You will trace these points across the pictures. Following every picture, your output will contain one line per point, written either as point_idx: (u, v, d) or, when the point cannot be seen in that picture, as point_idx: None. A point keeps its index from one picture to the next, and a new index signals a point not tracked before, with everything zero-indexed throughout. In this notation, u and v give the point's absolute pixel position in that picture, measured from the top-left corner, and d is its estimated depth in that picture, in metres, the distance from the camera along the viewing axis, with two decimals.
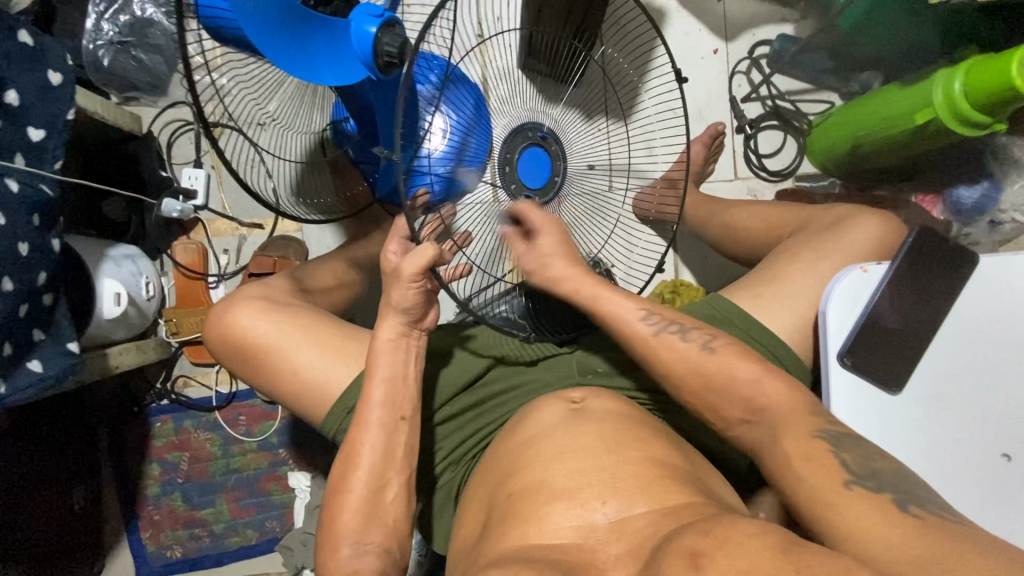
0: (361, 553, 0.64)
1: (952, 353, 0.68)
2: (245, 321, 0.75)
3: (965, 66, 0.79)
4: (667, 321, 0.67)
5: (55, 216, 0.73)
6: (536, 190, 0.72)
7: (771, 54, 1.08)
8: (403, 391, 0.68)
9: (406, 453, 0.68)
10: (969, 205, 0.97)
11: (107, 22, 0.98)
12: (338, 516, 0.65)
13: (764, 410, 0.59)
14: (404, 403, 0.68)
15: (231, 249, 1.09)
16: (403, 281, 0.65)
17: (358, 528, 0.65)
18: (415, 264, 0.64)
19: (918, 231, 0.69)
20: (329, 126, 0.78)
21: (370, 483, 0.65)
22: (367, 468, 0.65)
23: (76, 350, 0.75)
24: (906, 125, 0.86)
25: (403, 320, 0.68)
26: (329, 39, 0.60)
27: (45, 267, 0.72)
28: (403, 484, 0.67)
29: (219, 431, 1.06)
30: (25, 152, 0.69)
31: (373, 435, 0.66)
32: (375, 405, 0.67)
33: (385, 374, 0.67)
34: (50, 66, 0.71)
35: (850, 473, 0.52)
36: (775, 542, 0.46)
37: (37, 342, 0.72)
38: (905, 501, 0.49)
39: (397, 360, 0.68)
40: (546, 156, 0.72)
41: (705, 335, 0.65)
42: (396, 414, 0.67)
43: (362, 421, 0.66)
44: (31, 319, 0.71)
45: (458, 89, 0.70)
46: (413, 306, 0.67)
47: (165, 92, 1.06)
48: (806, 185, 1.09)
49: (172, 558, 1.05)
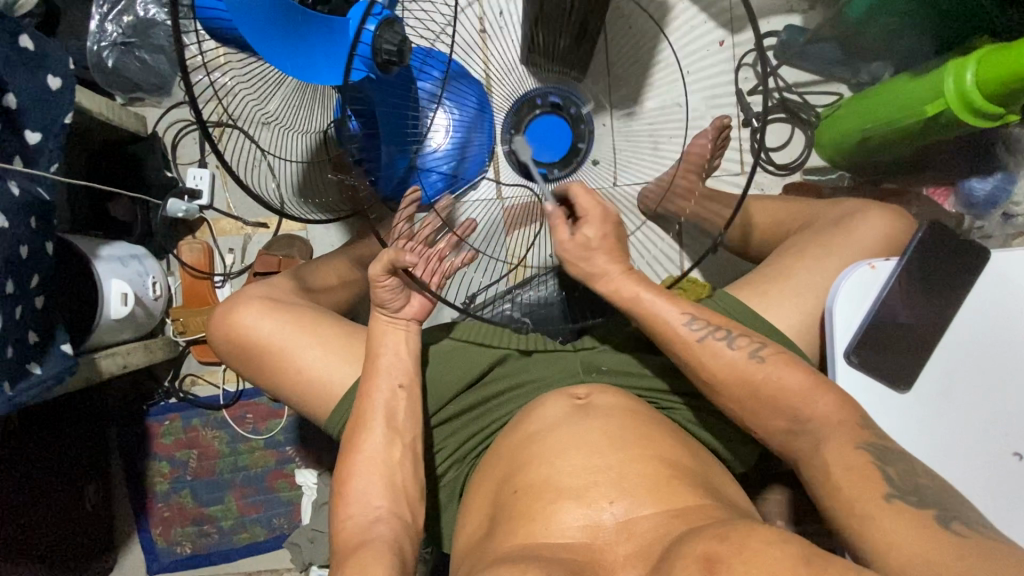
0: (374, 519, 0.64)
1: (963, 349, 0.66)
2: (249, 319, 0.75)
3: (978, 55, 0.77)
4: (715, 326, 0.66)
5: (51, 220, 0.74)
6: (547, 163, 0.70)
7: (778, 46, 1.06)
8: (399, 363, 0.71)
9: (409, 418, 0.70)
10: (982, 197, 0.95)
11: (110, 23, 0.99)
12: (348, 482, 0.67)
13: (810, 422, 0.59)
14: (400, 372, 0.71)
15: (236, 248, 1.10)
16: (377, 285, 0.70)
17: (365, 491, 0.66)
18: (379, 267, 0.68)
19: (928, 226, 0.67)
20: (330, 127, 0.76)
21: (379, 446, 0.67)
22: (376, 432, 0.68)
23: (71, 353, 0.76)
24: (917, 116, 0.85)
25: (387, 313, 0.72)
26: (328, 37, 0.60)
27: (36, 272, 0.72)
28: (409, 445, 0.69)
29: (226, 429, 1.07)
30: (22, 156, 0.69)
31: (377, 400, 0.69)
32: (375, 374, 0.70)
33: (383, 348, 0.71)
34: (50, 71, 0.71)
35: (891, 486, 0.53)
36: (795, 552, 0.47)
37: (31, 344, 0.71)
38: (948, 517, 0.50)
39: (392, 335, 0.72)
40: (564, 121, 0.71)
41: (753, 343, 0.65)
42: (393, 381, 0.70)
43: (364, 390, 0.69)
44: (24, 322, 0.70)
45: (460, 84, 0.74)
46: (392, 300, 0.71)
47: (169, 93, 1.06)
48: (813, 179, 1.08)
49: (182, 554, 1.06)
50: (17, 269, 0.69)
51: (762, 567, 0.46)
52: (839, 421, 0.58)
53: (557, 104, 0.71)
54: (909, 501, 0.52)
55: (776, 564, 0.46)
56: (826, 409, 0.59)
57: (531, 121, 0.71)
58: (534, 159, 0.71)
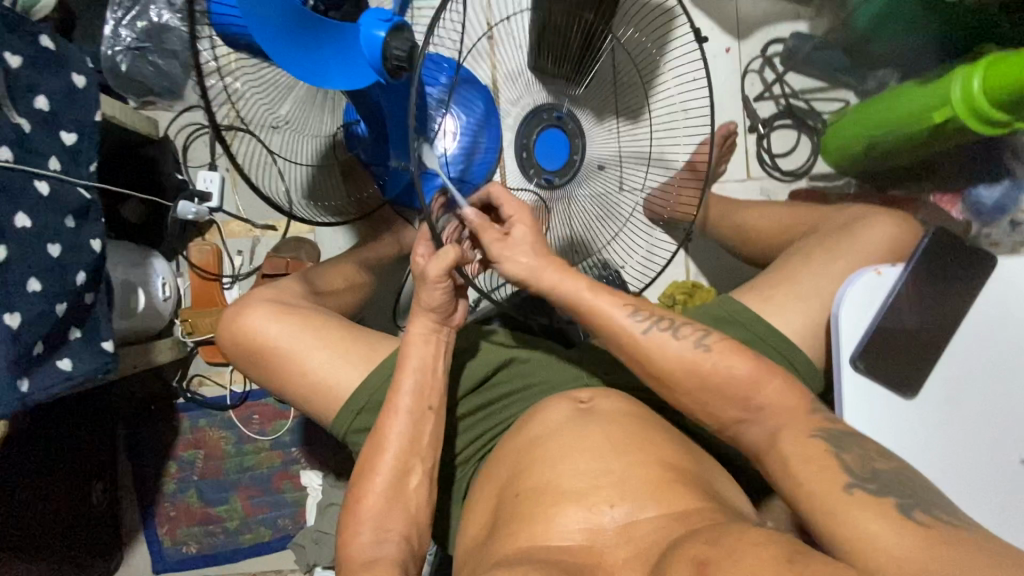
0: (382, 540, 0.63)
1: (969, 355, 0.66)
2: (258, 321, 0.76)
3: (985, 62, 0.77)
4: (657, 318, 0.65)
5: (90, 216, 0.76)
6: (551, 171, 0.72)
7: (784, 52, 1.07)
8: (432, 383, 0.69)
9: (432, 441, 0.68)
10: (989, 205, 0.94)
11: (125, 29, 1.00)
12: (362, 500, 0.65)
13: (763, 409, 0.58)
14: (433, 394, 0.68)
15: (245, 250, 1.11)
16: (428, 282, 0.65)
17: (379, 514, 0.65)
18: (440, 266, 0.64)
19: (934, 232, 0.67)
20: (340, 129, 0.78)
21: (397, 467, 0.66)
22: (394, 453, 0.66)
23: (111, 349, 0.77)
24: (925, 123, 0.84)
25: (434, 317, 0.69)
26: (341, 45, 0.61)
27: (81, 267, 0.73)
28: (427, 472, 0.67)
29: (233, 430, 1.08)
30: (59, 156, 0.71)
31: (403, 420, 0.67)
32: (404, 393, 0.67)
33: (416, 366, 0.68)
34: (73, 70, 0.73)
35: (851, 476, 0.50)
36: (780, 550, 0.46)
37: (69, 340, 0.73)
38: (910, 505, 0.48)
39: (429, 352, 0.69)
40: (565, 139, 0.72)
41: (698, 332, 0.64)
42: (424, 404, 0.68)
43: (392, 407, 0.67)
44: (66, 318, 0.72)
45: (468, 89, 0.71)
46: (441, 305, 0.68)
47: (181, 96, 1.08)
48: (820, 185, 1.08)
49: (187, 554, 1.07)
50: (58, 267, 0.71)
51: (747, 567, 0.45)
52: (794, 411, 0.57)
53: (558, 119, 0.72)
54: (869, 489, 0.49)
55: (761, 564, 0.45)
56: (775, 399, 0.58)
57: (537, 137, 0.72)
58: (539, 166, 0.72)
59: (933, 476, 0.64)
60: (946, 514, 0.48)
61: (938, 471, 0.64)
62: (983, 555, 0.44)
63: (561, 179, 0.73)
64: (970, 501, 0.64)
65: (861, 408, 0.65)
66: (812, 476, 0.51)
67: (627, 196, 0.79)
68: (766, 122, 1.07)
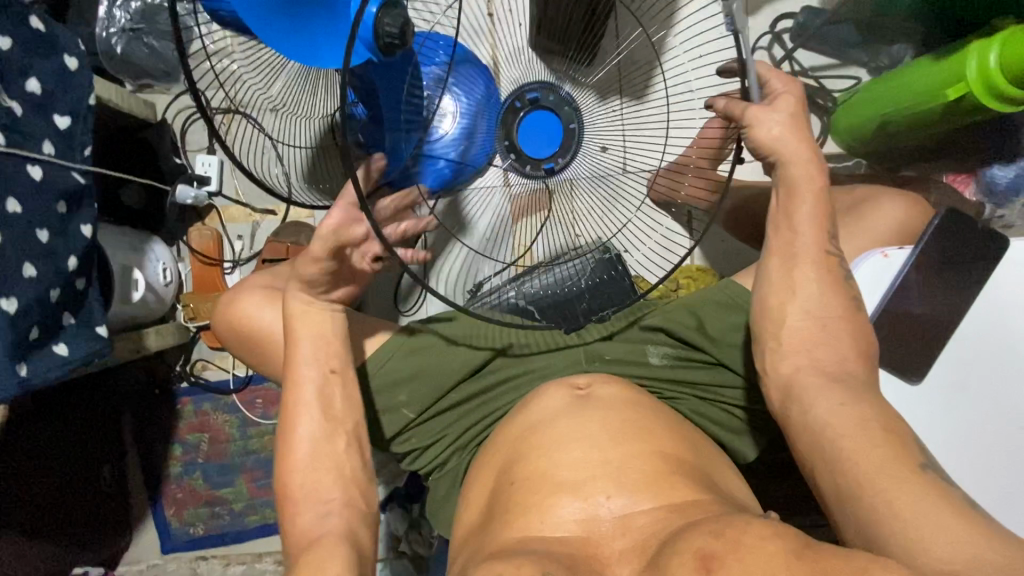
0: (323, 513, 0.64)
1: (977, 340, 0.65)
2: (251, 308, 0.76)
3: (1003, 36, 0.74)
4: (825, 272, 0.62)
5: (84, 202, 0.75)
6: (552, 156, 0.71)
7: (794, 28, 1.03)
8: (329, 347, 0.68)
9: (345, 406, 0.68)
10: (1004, 184, 0.92)
11: (119, 10, 0.99)
12: (288, 477, 0.66)
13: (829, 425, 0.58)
14: (332, 358, 0.68)
15: (244, 235, 1.11)
16: (311, 256, 0.63)
17: (310, 487, 0.65)
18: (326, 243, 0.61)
19: (944, 213, 0.65)
20: (336, 111, 0.72)
21: (319, 438, 0.66)
22: (310, 422, 0.66)
23: (105, 334, 0.78)
24: (939, 99, 0.82)
25: (308, 289, 0.67)
26: (328, 17, 0.58)
27: (73, 252, 0.73)
28: (352, 435, 0.68)
29: (236, 413, 1.09)
30: (53, 140, 0.71)
31: (308, 390, 0.67)
32: (302, 363, 0.67)
33: (309, 333, 0.68)
34: (64, 52, 0.72)
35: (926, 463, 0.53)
36: (789, 546, 0.47)
37: (65, 325, 0.74)
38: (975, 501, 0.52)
39: (319, 319, 0.69)
40: (557, 119, 0.70)
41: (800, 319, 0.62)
42: (326, 367, 0.68)
43: (293, 380, 0.67)
44: (60, 303, 0.72)
45: (468, 71, 0.73)
46: (317, 279, 0.65)
47: (177, 79, 1.06)
48: (831, 166, 1.06)
49: (194, 535, 1.09)
50: (49, 252, 0.70)
51: (758, 563, 0.46)
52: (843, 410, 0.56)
53: (536, 100, 0.71)
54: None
55: (770, 561, 0.46)
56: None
57: (520, 122, 0.71)
58: (528, 158, 0.71)
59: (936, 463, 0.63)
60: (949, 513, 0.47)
61: (942, 457, 0.63)
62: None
63: (560, 161, 0.71)
64: (976, 494, 0.63)
65: None
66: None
67: (633, 177, 0.75)
68: None
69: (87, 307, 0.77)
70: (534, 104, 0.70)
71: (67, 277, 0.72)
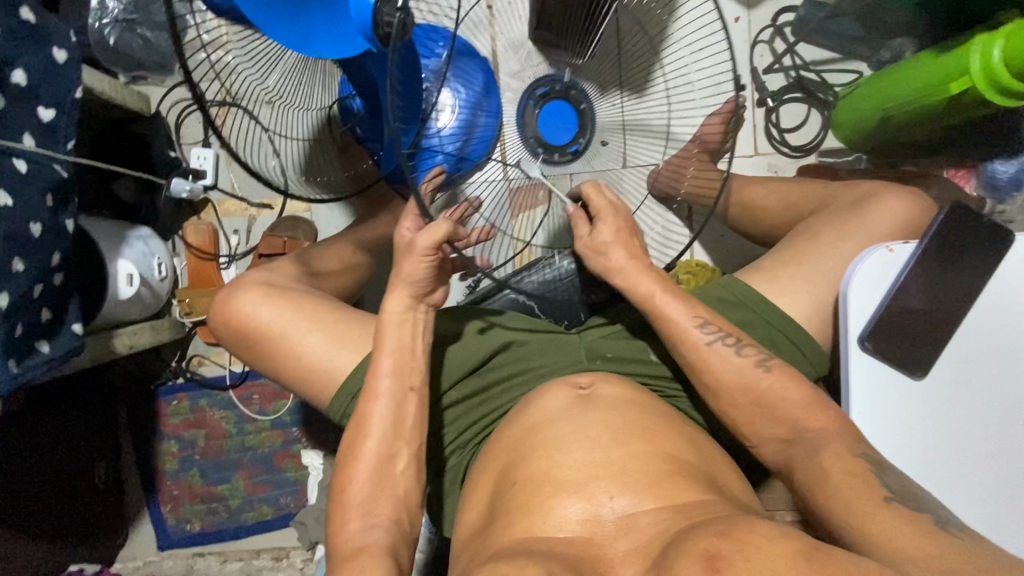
0: (370, 526, 0.62)
1: (980, 336, 0.64)
2: (250, 305, 0.75)
3: (1007, 29, 0.73)
4: (725, 332, 0.65)
5: (67, 197, 0.74)
6: (574, 139, 0.70)
7: (795, 22, 1.03)
8: (411, 364, 0.67)
9: (415, 423, 0.67)
10: (1006, 179, 0.92)
11: (112, 0, 0.97)
12: (347, 488, 0.65)
13: (832, 425, 0.58)
14: (413, 374, 0.67)
15: (241, 229, 1.09)
16: (416, 253, 0.65)
17: (366, 498, 0.64)
18: (429, 239, 0.64)
19: (948, 209, 0.65)
20: (335, 104, 0.75)
21: (380, 453, 0.65)
22: (378, 437, 0.65)
23: (80, 333, 0.77)
24: (942, 94, 0.81)
25: (411, 292, 0.67)
26: (326, 10, 0.58)
27: (57, 248, 0.72)
28: (413, 454, 0.66)
29: (233, 409, 1.08)
30: (36, 132, 0.69)
31: (383, 405, 0.66)
32: (383, 375, 0.66)
33: (392, 347, 0.67)
34: (54, 43, 0.70)
35: (890, 490, 0.51)
36: (798, 547, 0.46)
37: (47, 321, 0.73)
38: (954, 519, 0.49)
39: (406, 334, 0.68)
40: (569, 107, 0.70)
41: (760, 352, 0.63)
42: (406, 384, 0.67)
43: (371, 392, 0.66)
44: (42, 299, 0.71)
45: (465, 62, 0.74)
46: (422, 279, 0.67)
47: (171, 71, 1.05)
48: (829, 161, 1.04)
49: (191, 531, 1.08)
50: (35, 248, 0.69)
51: (765, 564, 0.45)
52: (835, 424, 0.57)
53: (547, 93, 0.70)
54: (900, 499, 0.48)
55: (777, 562, 0.45)
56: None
57: (538, 115, 0.69)
58: (553, 147, 0.70)
59: (938, 459, 0.63)
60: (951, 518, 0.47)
61: (945, 453, 0.63)
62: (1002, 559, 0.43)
63: (582, 138, 0.71)
64: (978, 490, 0.63)
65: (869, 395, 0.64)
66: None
67: (633, 171, 0.76)
68: (774, 95, 1.04)
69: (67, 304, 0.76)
70: (546, 98, 0.69)
71: (50, 272, 0.72)
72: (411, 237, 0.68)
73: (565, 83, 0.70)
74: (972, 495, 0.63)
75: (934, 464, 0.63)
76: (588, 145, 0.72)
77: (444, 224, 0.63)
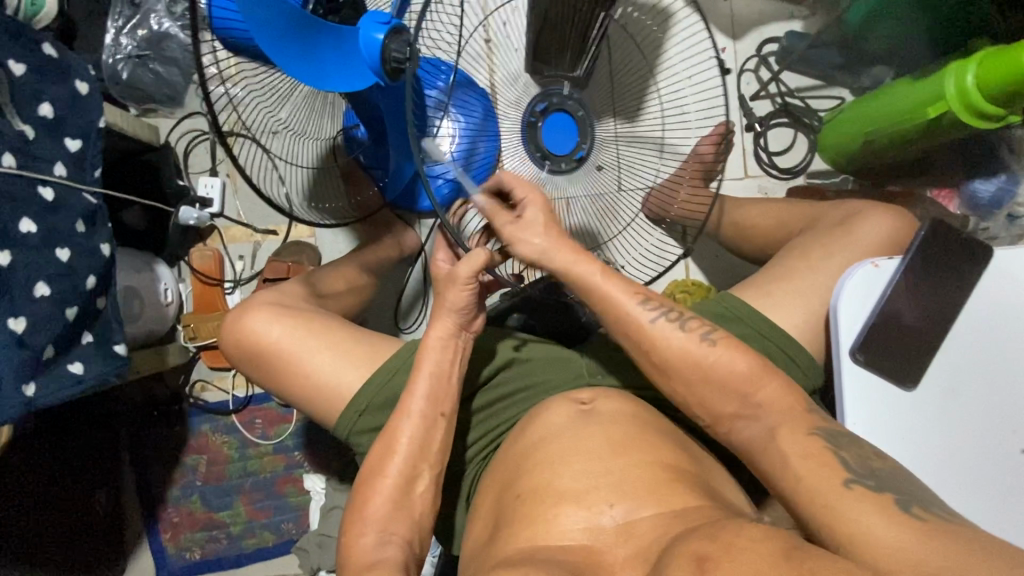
0: (385, 541, 0.63)
1: (967, 346, 0.66)
2: (259, 327, 0.76)
3: (978, 56, 0.77)
4: (668, 308, 0.65)
5: (100, 224, 0.77)
6: (578, 145, 0.73)
7: (779, 52, 1.08)
8: (446, 390, 0.69)
9: (442, 446, 0.68)
10: (986, 198, 0.95)
11: (126, 37, 1.01)
12: (365, 505, 0.65)
13: (762, 406, 0.58)
14: (446, 401, 0.68)
15: (246, 255, 1.12)
16: (457, 283, 0.67)
17: (386, 515, 0.64)
18: (469, 268, 0.66)
19: (929, 224, 0.68)
20: (340, 134, 0.79)
21: (404, 473, 0.66)
22: (404, 455, 0.66)
23: (123, 352, 0.79)
24: (919, 117, 0.85)
25: (456, 321, 0.70)
26: (338, 46, 0.61)
27: (92, 271, 0.74)
28: (434, 477, 0.67)
29: (235, 434, 1.08)
30: (64, 161, 0.72)
31: (415, 422, 0.67)
32: (419, 397, 0.67)
33: (429, 372, 0.68)
34: (76, 76, 0.74)
35: (852, 471, 0.51)
36: (781, 546, 0.47)
37: (82, 344, 0.75)
38: (908, 501, 0.49)
39: (447, 359, 0.69)
40: (569, 118, 0.73)
41: (704, 326, 0.64)
42: (437, 409, 0.68)
43: (404, 411, 0.67)
44: (79, 322, 0.73)
45: (465, 93, 0.76)
46: (465, 306, 0.69)
47: (181, 103, 1.08)
48: (818, 182, 1.09)
49: (191, 560, 1.06)
50: (70, 272, 0.71)
51: (750, 564, 0.46)
52: (796, 413, 0.57)
53: (546, 109, 0.74)
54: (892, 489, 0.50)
55: (763, 560, 0.46)
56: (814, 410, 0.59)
57: (540, 130, 0.74)
58: (558, 156, 0.73)
59: (930, 467, 0.64)
60: (938, 512, 0.49)
61: (940, 463, 0.64)
62: (978, 547, 0.44)
63: (583, 145, 0.74)
64: (973, 499, 0.64)
65: (862, 410, 0.65)
66: (811, 473, 0.52)
67: (627, 195, 0.80)
68: (762, 120, 1.08)
69: (105, 324, 0.78)
70: (546, 112, 0.74)
71: (86, 297, 0.74)
72: (446, 268, 0.73)
73: (562, 96, 0.74)
74: (968, 503, 0.64)
75: (929, 473, 0.64)
76: (585, 163, 0.75)
77: (482, 252, 0.66)
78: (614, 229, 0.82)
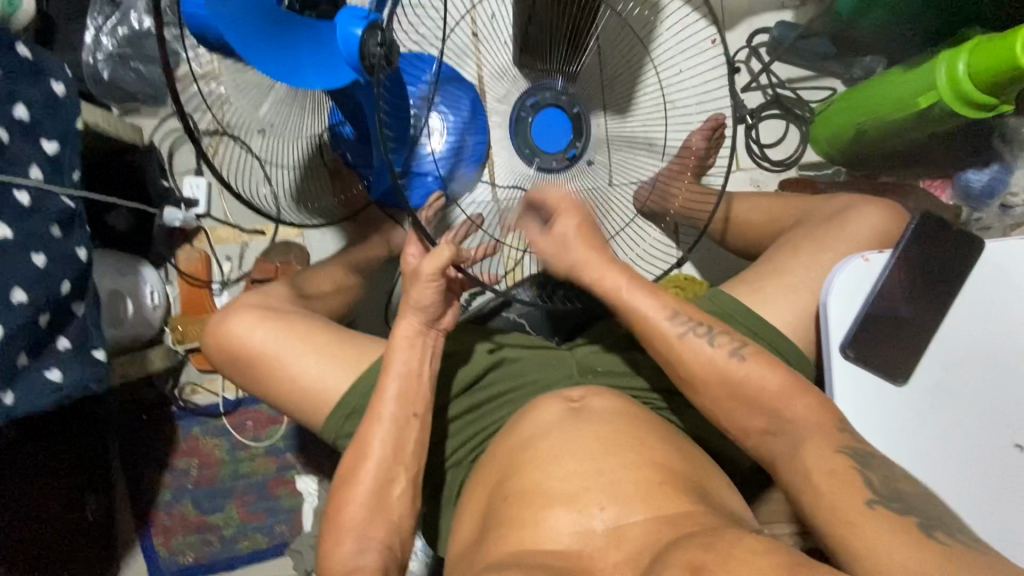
0: (364, 548, 0.63)
1: (959, 339, 0.66)
2: (243, 330, 0.75)
3: (971, 44, 0.76)
4: (698, 323, 0.65)
5: (79, 226, 0.75)
6: (571, 143, 0.75)
7: (770, 42, 1.06)
8: (416, 390, 0.68)
9: (416, 449, 0.67)
10: (979, 188, 0.95)
11: (106, 36, 0.99)
12: (347, 509, 0.64)
13: (792, 422, 0.58)
14: (417, 402, 0.67)
15: (234, 255, 1.10)
16: (421, 280, 0.66)
17: (362, 522, 0.64)
18: (434, 263, 0.65)
19: (919, 217, 0.67)
20: (327, 131, 0.76)
21: (378, 479, 0.65)
22: (377, 461, 0.65)
23: (103, 358, 0.77)
24: (912, 107, 0.84)
25: (422, 319, 0.69)
26: (315, 43, 0.60)
27: (68, 276, 0.73)
28: (410, 480, 0.67)
29: (227, 436, 1.07)
30: (41, 163, 0.71)
31: (385, 428, 0.66)
32: (388, 400, 0.66)
33: (399, 372, 0.67)
34: (51, 77, 0.72)
35: (874, 493, 0.51)
36: (780, 560, 0.46)
37: (60, 349, 0.73)
38: (932, 526, 0.48)
39: (415, 356, 0.68)
40: (564, 113, 0.74)
41: (734, 341, 0.64)
42: (408, 411, 0.67)
43: (375, 415, 0.66)
44: (51, 328, 0.72)
45: (453, 89, 0.76)
46: (430, 304, 0.68)
47: (164, 103, 1.07)
48: (811, 174, 1.07)
49: (184, 564, 1.06)
50: (45, 277, 0.70)
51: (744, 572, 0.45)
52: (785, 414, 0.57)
53: (538, 103, 0.75)
54: (895, 507, 0.50)
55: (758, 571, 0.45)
56: (808, 407, 0.58)
57: (531, 125, 0.74)
58: (552, 152, 0.75)
59: (923, 462, 0.64)
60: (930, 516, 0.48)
61: (932, 458, 0.64)
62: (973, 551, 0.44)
63: (577, 142, 0.75)
64: (966, 492, 0.64)
65: (854, 405, 0.65)
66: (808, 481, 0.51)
67: (619, 190, 0.79)
68: (753, 113, 1.05)
69: (84, 330, 0.76)
70: (538, 106, 0.75)
71: (60, 301, 0.72)
72: (414, 263, 0.70)
73: (556, 90, 0.75)
74: (962, 497, 0.64)
75: (922, 468, 0.64)
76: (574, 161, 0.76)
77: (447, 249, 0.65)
78: (615, 226, 0.82)
